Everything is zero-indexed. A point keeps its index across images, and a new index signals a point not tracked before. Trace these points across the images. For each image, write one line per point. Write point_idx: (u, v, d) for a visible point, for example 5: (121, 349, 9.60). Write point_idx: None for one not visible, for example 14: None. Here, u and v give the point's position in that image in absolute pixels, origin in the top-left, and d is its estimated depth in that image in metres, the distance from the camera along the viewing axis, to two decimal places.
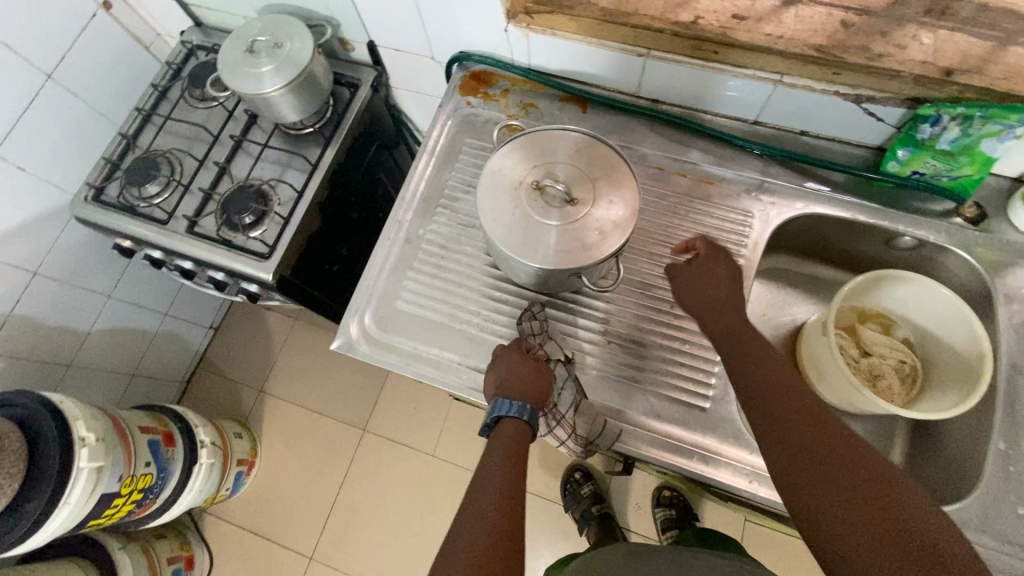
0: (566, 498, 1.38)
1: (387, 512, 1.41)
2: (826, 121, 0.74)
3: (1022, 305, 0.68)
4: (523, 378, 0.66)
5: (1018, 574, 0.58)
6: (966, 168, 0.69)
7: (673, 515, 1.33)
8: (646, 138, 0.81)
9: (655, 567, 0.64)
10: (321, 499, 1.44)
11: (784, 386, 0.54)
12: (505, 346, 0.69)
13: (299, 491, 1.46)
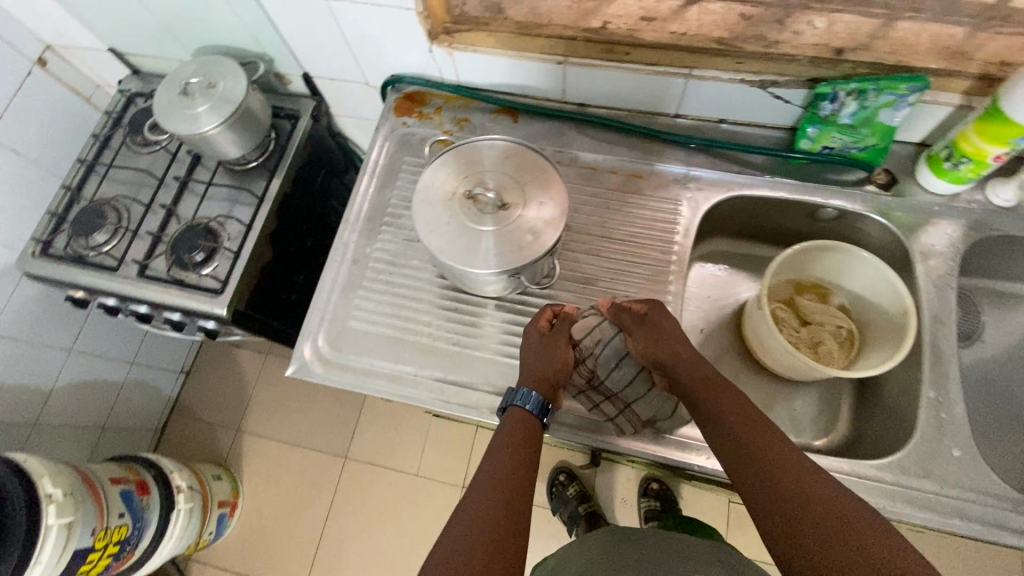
0: (553, 501, 1.39)
1: (377, 537, 1.41)
2: (739, 108, 0.79)
3: (937, 260, 0.73)
4: (537, 363, 0.67)
5: (959, 513, 0.61)
6: (870, 139, 0.74)
7: (657, 506, 1.34)
8: (576, 140, 0.85)
9: (641, 555, 0.66)
10: (308, 533, 1.43)
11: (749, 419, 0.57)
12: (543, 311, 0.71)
13: (285, 527, 1.44)
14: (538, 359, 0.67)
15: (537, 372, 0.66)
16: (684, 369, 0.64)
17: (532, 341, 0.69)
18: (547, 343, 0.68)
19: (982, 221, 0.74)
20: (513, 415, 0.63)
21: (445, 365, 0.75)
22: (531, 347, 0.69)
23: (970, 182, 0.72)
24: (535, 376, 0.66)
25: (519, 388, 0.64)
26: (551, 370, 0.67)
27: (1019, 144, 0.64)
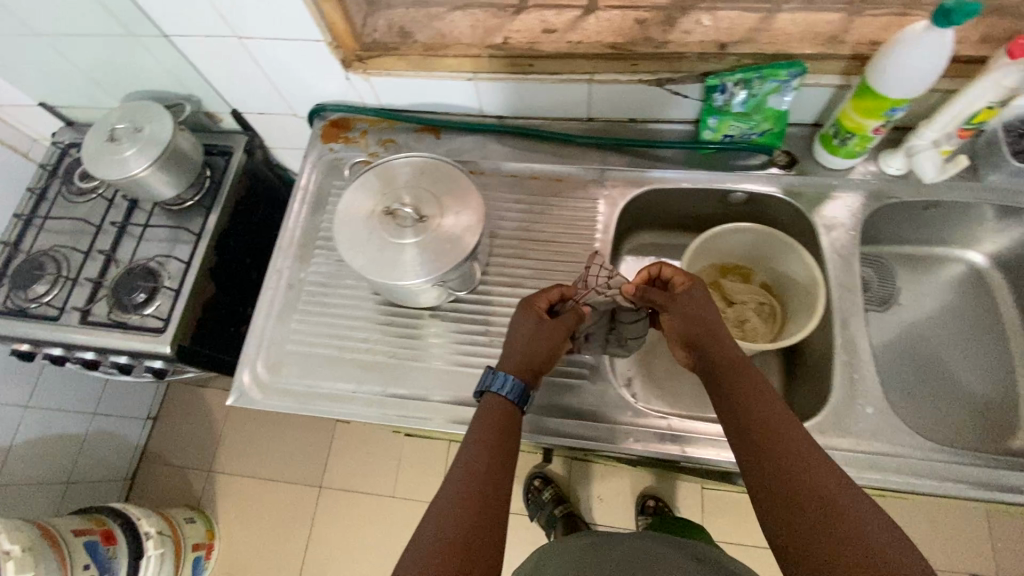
0: (530, 507, 1.40)
1: (358, 564, 1.40)
2: (644, 107, 0.83)
3: (839, 232, 0.77)
4: (532, 345, 0.67)
5: (874, 467, 0.64)
6: (764, 124, 0.78)
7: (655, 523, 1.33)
8: (497, 150, 0.88)
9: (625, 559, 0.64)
10: (288, 566, 1.41)
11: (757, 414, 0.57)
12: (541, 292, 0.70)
13: (264, 563, 1.42)
14: (533, 344, 0.67)
15: (523, 359, 0.66)
16: (718, 348, 0.62)
17: (532, 322, 0.68)
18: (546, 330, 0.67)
19: (877, 191, 0.79)
20: (489, 400, 0.64)
21: (385, 379, 0.77)
22: (527, 328, 0.68)
23: (860, 156, 0.77)
24: (521, 362, 0.66)
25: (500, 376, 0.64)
26: (539, 359, 0.67)
27: (890, 117, 0.69)
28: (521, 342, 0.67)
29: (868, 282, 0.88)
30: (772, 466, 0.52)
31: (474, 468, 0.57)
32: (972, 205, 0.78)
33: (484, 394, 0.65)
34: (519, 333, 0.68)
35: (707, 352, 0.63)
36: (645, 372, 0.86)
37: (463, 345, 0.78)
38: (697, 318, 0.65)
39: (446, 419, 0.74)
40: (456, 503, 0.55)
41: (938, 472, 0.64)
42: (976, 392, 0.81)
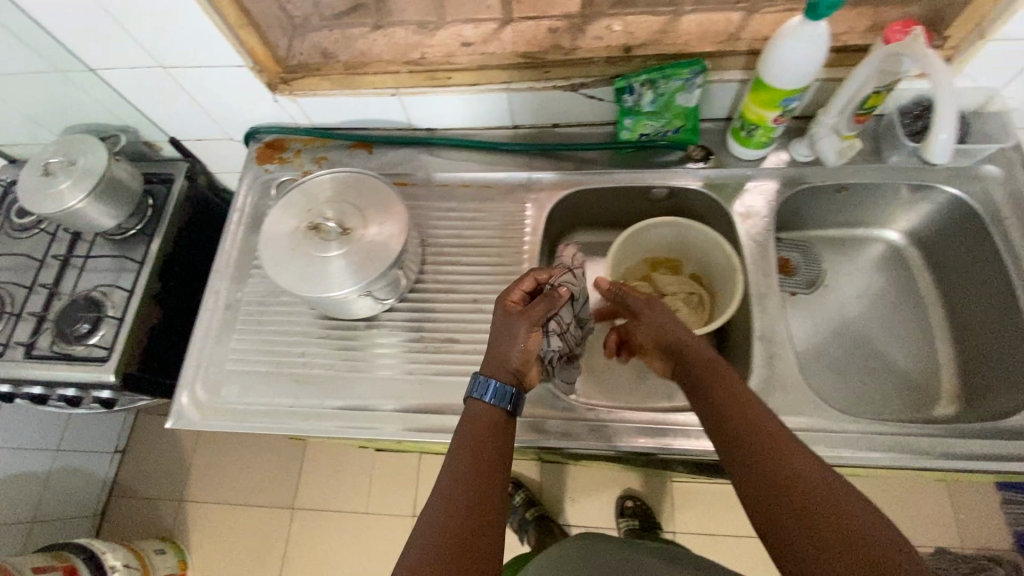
0: None
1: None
2: (564, 112, 0.86)
3: (753, 220, 0.81)
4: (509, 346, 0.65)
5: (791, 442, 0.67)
6: (677, 121, 0.81)
7: (637, 525, 1.34)
8: (427, 161, 0.91)
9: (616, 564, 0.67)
10: None
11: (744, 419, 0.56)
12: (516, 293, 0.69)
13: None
14: (506, 340, 0.65)
15: (501, 357, 0.65)
16: (690, 351, 0.64)
17: (502, 316, 0.67)
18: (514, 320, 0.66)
19: (789, 178, 0.82)
20: (473, 405, 0.63)
21: (323, 392, 0.78)
22: (499, 325, 0.67)
23: (769, 145, 0.80)
24: (500, 362, 0.65)
25: (484, 381, 0.64)
26: (517, 355, 0.65)
27: (787, 107, 0.72)
28: (496, 341, 0.67)
29: (795, 265, 0.90)
30: (763, 471, 0.51)
31: (458, 476, 0.57)
32: (879, 186, 0.81)
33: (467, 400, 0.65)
34: (495, 332, 0.67)
35: (682, 353, 0.65)
36: (585, 368, 0.88)
37: (399, 353, 0.80)
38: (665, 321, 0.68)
39: (383, 426, 0.75)
40: (442, 501, 0.56)
41: (853, 442, 0.67)
42: (900, 365, 0.84)
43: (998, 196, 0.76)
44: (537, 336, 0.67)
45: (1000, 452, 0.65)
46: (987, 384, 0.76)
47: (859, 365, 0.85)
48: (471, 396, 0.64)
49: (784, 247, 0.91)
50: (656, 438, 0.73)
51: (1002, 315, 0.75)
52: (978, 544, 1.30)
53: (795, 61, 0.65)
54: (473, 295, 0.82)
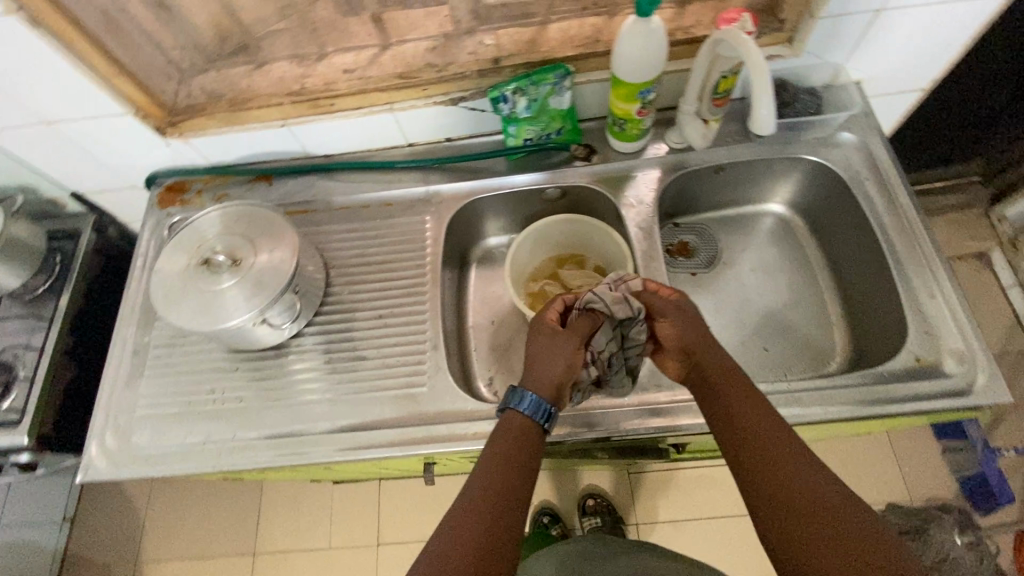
0: None
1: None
2: (452, 126, 0.89)
3: (640, 207, 0.85)
4: (543, 365, 0.67)
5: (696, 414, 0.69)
6: (556, 123, 0.86)
7: (600, 523, 1.29)
8: (327, 186, 0.92)
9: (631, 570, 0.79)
10: None
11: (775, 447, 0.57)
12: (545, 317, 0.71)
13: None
14: (550, 358, 0.67)
15: (543, 374, 0.66)
16: (707, 356, 0.66)
17: (545, 332, 0.70)
18: (558, 338, 0.68)
19: (669, 163, 0.86)
20: (511, 415, 0.64)
21: (231, 425, 0.77)
22: (537, 343, 0.69)
23: (644, 136, 0.85)
24: (544, 381, 0.66)
25: (519, 394, 0.64)
26: (558, 372, 0.66)
27: (644, 99, 0.76)
28: (535, 357, 0.68)
29: (692, 245, 0.96)
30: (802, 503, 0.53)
31: (485, 488, 0.58)
32: (752, 163, 0.86)
33: (506, 409, 0.65)
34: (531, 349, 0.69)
35: (701, 360, 0.66)
36: (503, 369, 0.89)
37: (305, 376, 0.79)
38: (694, 321, 0.69)
39: (291, 451, 0.74)
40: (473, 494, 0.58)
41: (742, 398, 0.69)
42: (799, 328, 0.87)
43: (856, 160, 0.82)
44: (569, 355, 0.68)
45: (882, 395, 0.67)
46: (873, 336, 0.80)
47: (765, 333, 0.87)
48: (509, 406, 0.64)
49: (681, 231, 0.96)
50: (563, 428, 0.74)
51: (874, 269, 0.79)
52: (930, 495, 1.32)
53: (646, 52, 0.70)
54: (377, 310, 0.82)
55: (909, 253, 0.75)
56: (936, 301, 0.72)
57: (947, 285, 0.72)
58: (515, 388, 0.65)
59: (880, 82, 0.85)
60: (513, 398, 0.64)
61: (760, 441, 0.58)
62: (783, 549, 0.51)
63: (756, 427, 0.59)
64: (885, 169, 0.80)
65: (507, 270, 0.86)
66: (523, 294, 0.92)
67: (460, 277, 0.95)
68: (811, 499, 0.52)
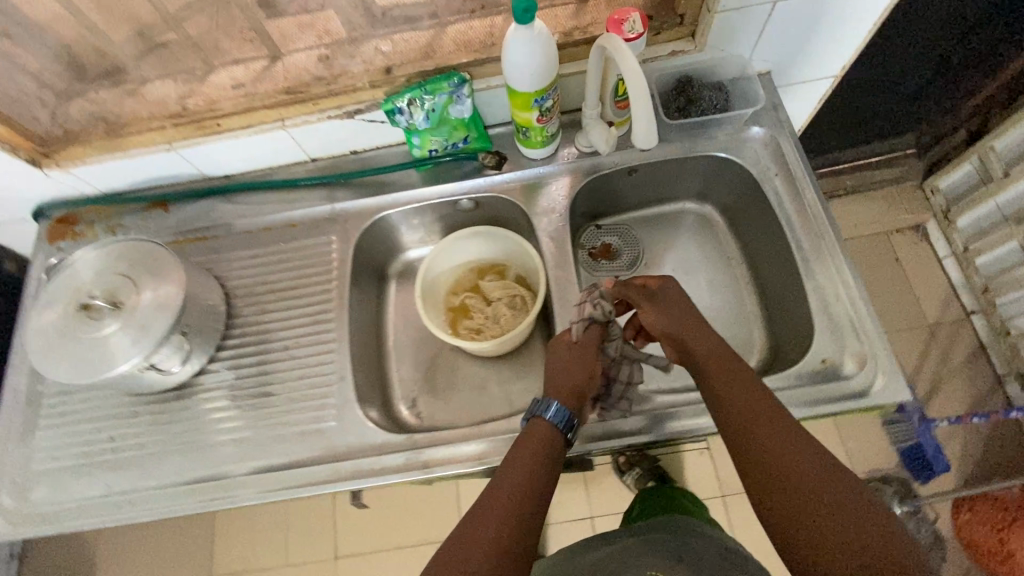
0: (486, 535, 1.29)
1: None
2: (354, 139, 0.85)
3: (551, 217, 0.82)
4: (564, 381, 0.67)
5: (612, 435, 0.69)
6: (462, 133, 0.82)
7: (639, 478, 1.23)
8: (228, 211, 0.87)
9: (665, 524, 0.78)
10: None
11: (758, 422, 0.56)
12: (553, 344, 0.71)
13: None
14: (572, 370, 0.68)
15: (566, 385, 0.66)
16: (695, 341, 0.66)
17: (560, 347, 0.70)
18: (573, 351, 0.69)
19: (582, 169, 0.84)
20: (536, 422, 0.62)
21: (134, 475, 0.73)
22: (553, 362, 0.69)
23: (552, 140, 0.82)
24: (569, 390, 0.66)
25: (548, 404, 0.63)
26: (580, 382, 0.67)
27: (542, 106, 0.73)
28: (556, 371, 0.68)
29: (614, 246, 0.93)
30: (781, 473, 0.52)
31: (506, 485, 0.56)
32: (664, 163, 0.84)
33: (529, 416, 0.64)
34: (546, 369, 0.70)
35: (690, 346, 0.66)
36: (427, 390, 0.87)
37: (207, 418, 0.75)
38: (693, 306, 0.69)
39: (193, 500, 0.71)
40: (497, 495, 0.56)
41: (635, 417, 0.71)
42: (720, 328, 0.86)
43: (764, 158, 0.81)
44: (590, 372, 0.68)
45: (789, 398, 0.67)
46: (788, 334, 0.79)
47: None
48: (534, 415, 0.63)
49: (603, 232, 0.94)
50: None
51: (786, 268, 0.78)
52: (871, 468, 1.36)
53: (542, 54, 0.66)
54: (284, 341, 0.79)
55: (816, 252, 0.74)
56: (840, 300, 0.71)
57: (851, 285, 0.72)
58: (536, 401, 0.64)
59: (790, 72, 0.83)
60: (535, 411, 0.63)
61: (764, 435, 0.55)
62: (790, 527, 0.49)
63: (759, 419, 0.56)
64: (792, 164, 0.79)
65: (417, 288, 0.82)
66: (443, 309, 0.89)
67: (380, 296, 0.92)
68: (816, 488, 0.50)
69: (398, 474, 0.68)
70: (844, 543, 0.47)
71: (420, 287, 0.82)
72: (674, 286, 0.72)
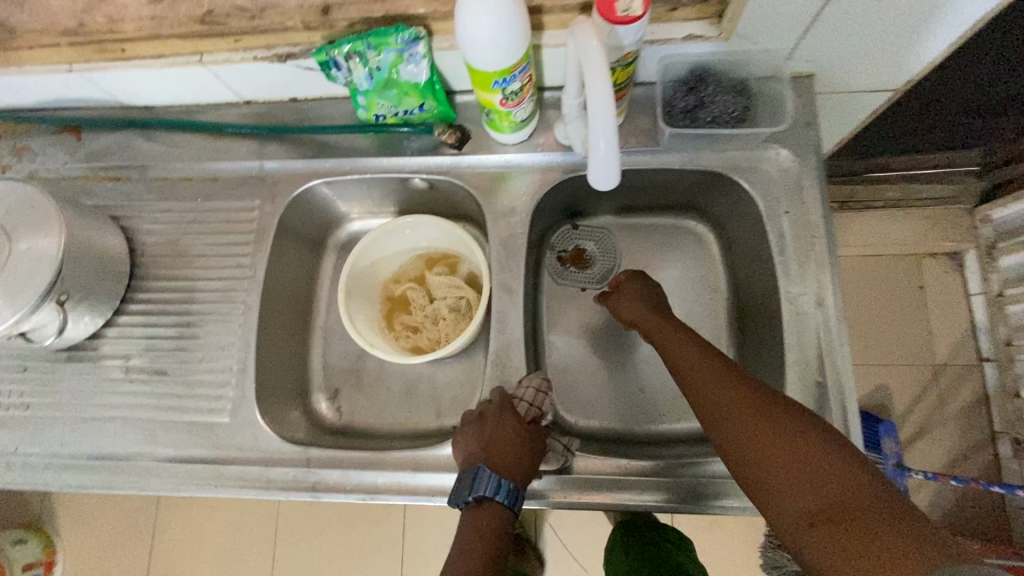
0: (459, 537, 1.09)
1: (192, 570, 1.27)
2: (291, 86, 0.70)
3: (508, 219, 0.70)
4: (500, 454, 0.57)
5: (533, 497, 0.60)
6: (416, 100, 0.66)
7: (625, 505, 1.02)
8: (145, 150, 0.75)
9: None
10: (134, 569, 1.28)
11: (713, 385, 0.54)
12: (487, 412, 0.60)
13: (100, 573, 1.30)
14: (514, 445, 0.58)
15: (504, 458, 0.57)
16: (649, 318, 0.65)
17: (496, 412, 0.60)
18: (513, 420, 0.59)
19: (557, 165, 0.70)
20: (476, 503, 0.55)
21: (14, 436, 0.68)
22: (484, 431, 0.59)
23: (525, 127, 0.67)
24: (513, 468, 0.57)
25: (485, 478, 0.55)
26: (510, 458, 0.57)
27: (506, 89, 0.58)
28: (492, 443, 0.58)
29: (588, 253, 0.81)
30: (741, 434, 0.49)
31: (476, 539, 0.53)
32: (657, 172, 0.69)
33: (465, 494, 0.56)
34: (467, 438, 0.59)
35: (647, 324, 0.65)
36: (350, 383, 0.79)
37: (97, 388, 0.69)
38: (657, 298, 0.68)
39: (72, 476, 0.66)
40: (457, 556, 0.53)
41: (547, 481, 0.60)
42: None
43: (777, 188, 0.65)
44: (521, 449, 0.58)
45: (730, 490, 0.57)
46: None
47: (648, 373, 0.76)
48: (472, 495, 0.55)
49: (580, 235, 0.81)
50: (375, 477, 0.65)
51: (772, 327, 0.66)
52: None
53: (514, 24, 0.51)
54: (190, 315, 0.71)
55: (809, 320, 0.62)
56: (820, 386, 0.60)
57: (839, 368, 0.59)
58: (482, 467, 0.56)
59: (835, 79, 0.65)
60: (483, 483, 0.55)
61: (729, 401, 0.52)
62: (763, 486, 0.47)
63: (724, 387, 0.53)
64: (809, 201, 0.64)
65: (344, 275, 0.72)
66: (380, 297, 0.79)
67: (314, 270, 0.81)
68: (773, 443, 0.47)
69: (283, 490, 0.63)
70: (804, 489, 0.44)
71: (348, 276, 0.72)
72: (638, 279, 0.71)
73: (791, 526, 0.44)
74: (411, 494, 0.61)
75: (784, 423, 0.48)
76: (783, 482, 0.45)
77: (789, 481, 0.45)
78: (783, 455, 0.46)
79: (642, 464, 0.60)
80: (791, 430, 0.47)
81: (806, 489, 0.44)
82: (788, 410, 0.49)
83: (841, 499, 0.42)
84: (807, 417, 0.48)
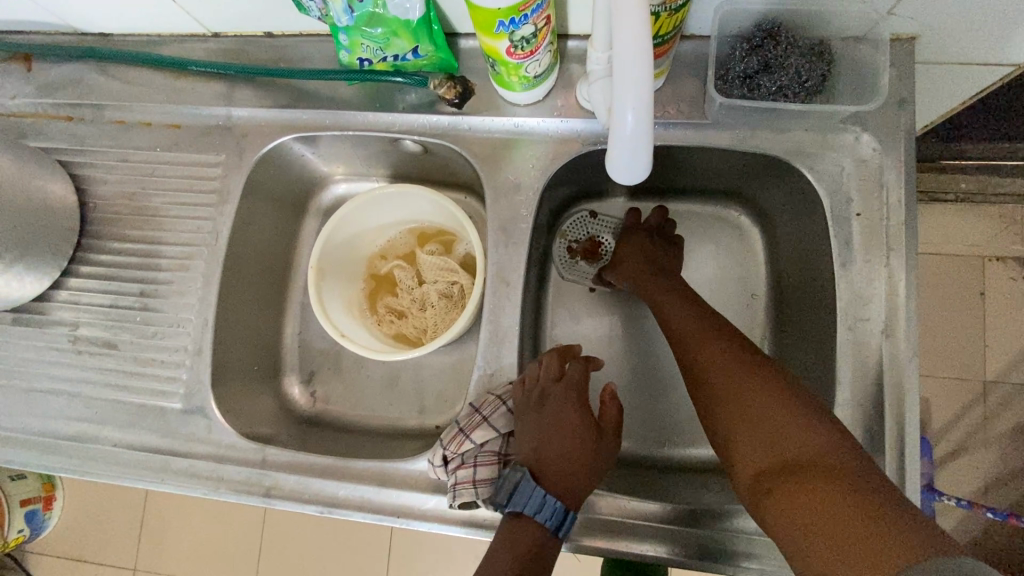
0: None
1: (182, 532, 1.09)
2: (262, 17, 0.58)
3: (512, 197, 0.58)
4: (556, 439, 0.51)
5: None
6: (408, 43, 0.54)
7: None
8: (101, 86, 0.65)
9: None
10: (124, 520, 1.11)
11: (693, 345, 0.53)
12: (546, 390, 0.53)
13: (91, 517, 1.12)
14: (573, 443, 0.51)
15: (558, 442, 0.51)
16: (640, 273, 0.61)
17: (560, 397, 0.52)
18: (575, 412, 0.52)
19: (576, 135, 0.58)
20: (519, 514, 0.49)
21: None
22: (541, 419, 0.52)
23: (540, 84, 0.54)
24: (566, 470, 0.50)
25: (529, 488, 0.48)
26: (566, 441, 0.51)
27: (514, 33, 0.45)
28: (548, 431, 0.52)
29: (604, 246, 0.68)
30: (713, 397, 0.49)
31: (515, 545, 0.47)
32: (698, 151, 0.57)
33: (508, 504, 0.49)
34: (526, 426, 0.52)
35: (637, 277, 0.61)
36: (327, 365, 0.69)
37: (43, 356, 0.62)
38: (656, 257, 0.62)
39: (14, 450, 0.60)
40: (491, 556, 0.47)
41: None
42: None
43: (849, 184, 0.52)
44: (581, 434, 0.51)
45: (744, 548, 0.50)
46: None
47: (664, 385, 0.65)
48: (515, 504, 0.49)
49: (597, 225, 0.69)
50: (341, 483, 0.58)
51: (820, 352, 0.55)
52: None
53: None
54: (145, 283, 0.62)
55: (869, 352, 0.50)
56: (873, 438, 0.49)
57: (902, 416, 0.48)
58: (526, 475, 0.49)
59: (942, 45, 0.50)
60: (519, 496, 0.49)
61: (707, 362, 0.51)
62: (729, 446, 0.47)
63: (704, 349, 0.52)
64: (889, 203, 0.51)
65: (318, 245, 0.63)
66: (364, 274, 0.70)
67: (292, 238, 0.71)
68: (744, 405, 0.47)
69: (237, 493, 0.56)
70: (764, 452, 0.44)
71: (321, 250, 0.63)
72: (637, 234, 0.64)
73: (751, 487, 0.44)
74: (375, 512, 0.54)
75: (755, 388, 0.47)
76: (747, 445, 0.45)
77: (753, 447, 0.45)
78: (762, 422, 0.45)
79: (649, 507, 0.52)
80: (765, 397, 0.46)
81: (768, 453, 0.44)
82: (772, 375, 0.47)
83: (800, 467, 0.41)
84: (794, 383, 0.47)
